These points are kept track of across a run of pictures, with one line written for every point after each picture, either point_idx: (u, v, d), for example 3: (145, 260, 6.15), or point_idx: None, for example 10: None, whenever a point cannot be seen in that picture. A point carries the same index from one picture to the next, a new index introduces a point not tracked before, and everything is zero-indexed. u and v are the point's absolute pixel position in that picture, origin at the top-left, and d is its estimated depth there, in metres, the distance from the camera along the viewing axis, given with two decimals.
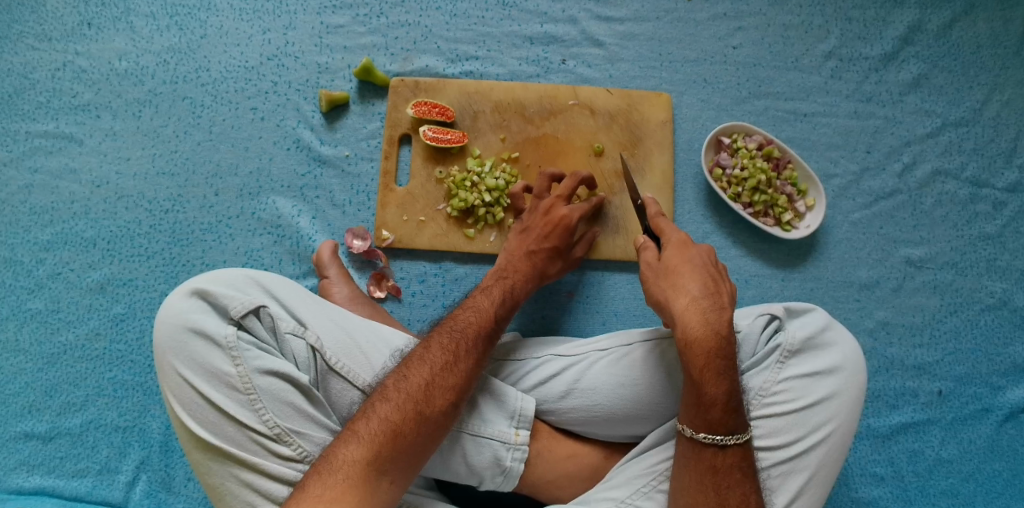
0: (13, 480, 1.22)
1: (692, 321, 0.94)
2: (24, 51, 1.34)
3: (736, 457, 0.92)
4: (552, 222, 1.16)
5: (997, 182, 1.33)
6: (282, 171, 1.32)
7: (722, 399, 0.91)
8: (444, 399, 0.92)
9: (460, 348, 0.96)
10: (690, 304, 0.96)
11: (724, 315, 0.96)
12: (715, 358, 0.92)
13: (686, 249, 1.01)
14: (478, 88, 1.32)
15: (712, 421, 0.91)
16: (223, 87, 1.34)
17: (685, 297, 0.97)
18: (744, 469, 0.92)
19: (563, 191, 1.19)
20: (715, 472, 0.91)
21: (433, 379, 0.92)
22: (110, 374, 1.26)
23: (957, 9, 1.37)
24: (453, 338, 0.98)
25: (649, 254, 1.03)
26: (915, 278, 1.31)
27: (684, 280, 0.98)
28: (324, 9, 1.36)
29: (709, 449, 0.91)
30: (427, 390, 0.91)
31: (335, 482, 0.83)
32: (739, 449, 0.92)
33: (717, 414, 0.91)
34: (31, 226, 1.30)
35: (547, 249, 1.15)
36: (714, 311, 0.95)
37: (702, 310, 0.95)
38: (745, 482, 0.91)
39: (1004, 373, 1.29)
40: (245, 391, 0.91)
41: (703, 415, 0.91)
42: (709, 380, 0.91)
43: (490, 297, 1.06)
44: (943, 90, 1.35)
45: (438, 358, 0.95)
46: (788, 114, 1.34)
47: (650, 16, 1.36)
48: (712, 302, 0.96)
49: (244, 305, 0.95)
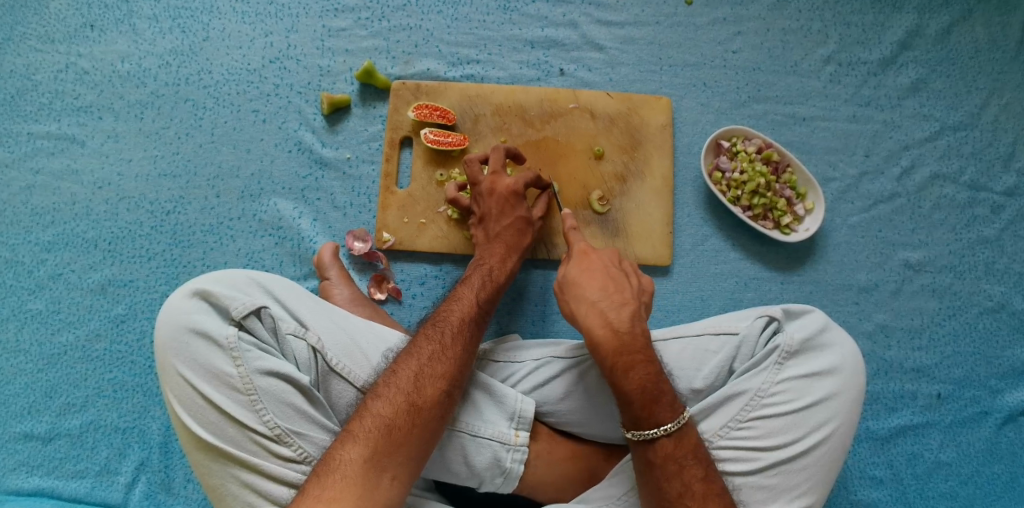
0: (12, 480, 1.22)
1: (593, 325, 0.97)
2: (27, 53, 1.35)
3: (670, 447, 0.91)
4: (501, 199, 1.18)
5: (995, 186, 1.34)
6: (284, 173, 1.32)
7: (639, 395, 0.92)
8: (435, 388, 0.93)
9: (444, 337, 0.98)
10: (589, 310, 0.99)
11: (625, 310, 0.98)
12: (621, 356, 0.94)
13: (586, 259, 1.05)
14: (478, 92, 1.32)
15: (637, 418, 0.92)
16: (225, 89, 1.35)
17: (585, 304, 1.00)
18: (680, 459, 0.91)
19: (495, 166, 1.20)
20: (652, 467, 0.91)
21: (422, 369, 0.93)
22: (111, 375, 1.26)
23: (956, 14, 1.38)
24: (438, 329, 0.99)
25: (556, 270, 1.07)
26: (913, 281, 1.32)
27: (584, 288, 1.01)
28: (326, 12, 1.36)
29: (642, 445, 0.92)
30: (417, 382, 0.92)
31: (334, 481, 0.83)
32: (669, 440, 0.91)
33: (637, 411, 0.92)
34: (33, 226, 1.30)
35: (508, 226, 1.17)
36: (615, 309, 0.98)
37: (602, 311, 0.98)
38: (684, 473, 0.90)
39: (1002, 376, 1.29)
40: (246, 392, 0.92)
41: (628, 413, 0.92)
42: (621, 377, 0.93)
43: (472, 286, 1.08)
44: (941, 94, 1.36)
45: (426, 349, 0.96)
46: (787, 118, 1.35)
47: (649, 20, 1.37)
48: (612, 301, 0.99)
49: (245, 306, 0.95)
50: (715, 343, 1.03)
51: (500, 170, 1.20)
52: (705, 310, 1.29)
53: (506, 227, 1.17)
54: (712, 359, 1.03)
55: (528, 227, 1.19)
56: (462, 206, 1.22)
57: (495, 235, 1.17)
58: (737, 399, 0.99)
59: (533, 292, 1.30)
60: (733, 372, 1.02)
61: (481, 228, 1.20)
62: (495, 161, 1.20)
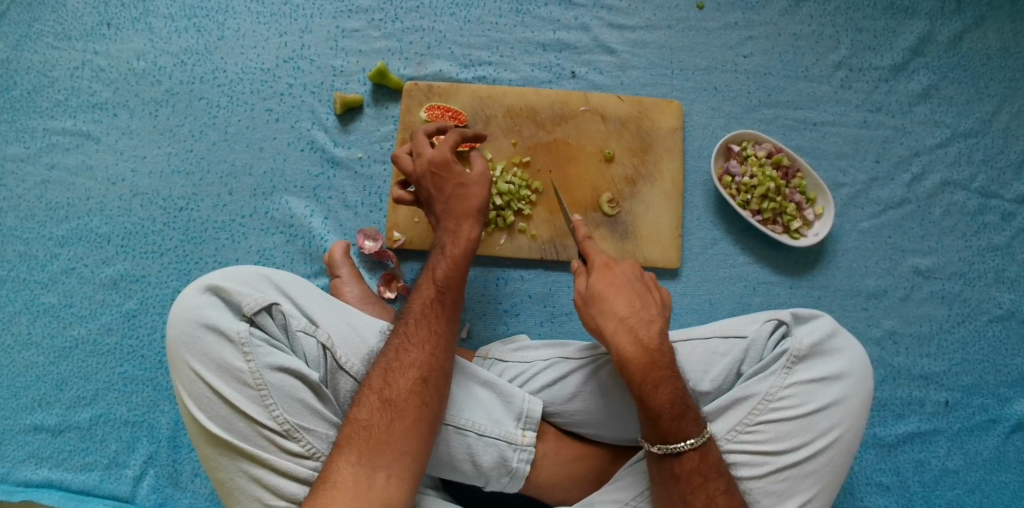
0: (22, 472, 1.23)
1: (624, 343, 0.95)
2: (43, 50, 1.37)
3: (695, 461, 0.91)
4: None
5: (1006, 194, 1.34)
6: (296, 172, 1.33)
7: (666, 410, 0.91)
8: (405, 378, 0.92)
9: (408, 327, 0.98)
10: (618, 327, 0.96)
11: (653, 327, 0.96)
12: (651, 373, 0.93)
13: (609, 271, 1.01)
14: (490, 93, 1.33)
15: (662, 431, 0.91)
16: (238, 88, 1.36)
17: (614, 320, 0.96)
18: (705, 472, 0.91)
19: None
20: (677, 480, 0.91)
21: (388, 365, 0.94)
22: (122, 369, 1.27)
23: (968, 21, 1.38)
24: (401, 322, 0.99)
25: (577, 280, 1.03)
26: (922, 288, 1.32)
27: (611, 302, 0.98)
28: (340, 13, 1.38)
29: (667, 458, 0.92)
30: (386, 377, 0.93)
31: (326, 489, 0.85)
32: (695, 453, 0.91)
33: (665, 424, 0.91)
34: (47, 221, 1.32)
35: None
36: (643, 326, 0.96)
37: (631, 329, 0.95)
38: (709, 485, 0.90)
39: (1010, 384, 1.29)
40: (256, 387, 0.92)
41: (654, 428, 0.91)
42: (650, 394, 0.92)
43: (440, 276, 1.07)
44: (952, 101, 1.36)
45: (391, 344, 0.97)
46: (798, 123, 1.35)
47: (661, 24, 1.38)
48: (640, 318, 0.97)
49: (257, 302, 0.96)
50: (724, 345, 1.04)
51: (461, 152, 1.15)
52: (714, 313, 1.30)
53: None
54: (721, 362, 1.03)
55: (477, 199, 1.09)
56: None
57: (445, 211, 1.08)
58: (745, 403, 0.99)
59: (542, 293, 1.30)
60: (742, 375, 1.03)
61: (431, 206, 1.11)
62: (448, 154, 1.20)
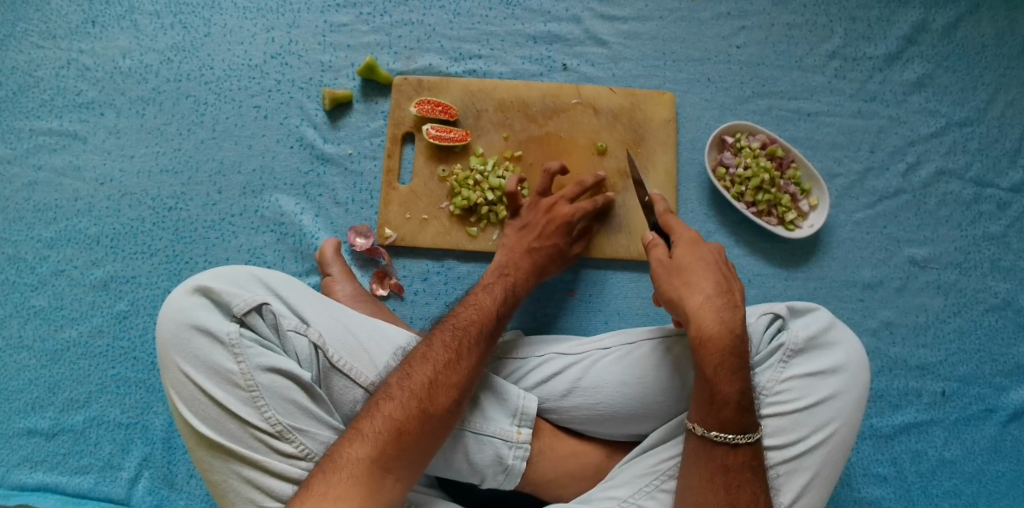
0: (15, 476, 1.22)
1: (707, 319, 0.93)
2: (28, 49, 1.35)
3: (748, 455, 0.91)
4: (551, 220, 1.19)
5: (1001, 182, 1.33)
6: (286, 169, 1.32)
7: (734, 398, 0.91)
8: (448, 397, 0.92)
9: (462, 346, 0.97)
10: (704, 302, 0.94)
11: (739, 312, 0.95)
12: (728, 356, 0.92)
13: (696, 246, 1.00)
14: (481, 87, 1.32)
15: (725, 420, 0.90)
16: (226, 85, 1.34)
17: (700, 295, 0.95)
18: (754, 467, 0.91)
19: (541, 187, 1.22)
20: (726, 471, 0.90)
21: (437, 377, 0.92)
22: (113, 371, 1.26)
23: (962, 8, 1.36)
24: (456, 335, 0.98)
25: (659, 251, 1.01)
26: (918, 278, 1.31)
27: (698, 279, 0.97)
28: (328, 8, 1.36)
29: (721, 449, 0.91)
30: (431, 389, 0.91)
31: (339, 480, 0.82)
32: (749, 448, 0.91)
33: (730, 413, 0.90)
34: (35, 223, 1.30)
35: (546, 250, 1.18)
36: (728, 310, 0.94)
37: (716, 308, 0.94)
38: (755, 482, 0.91)
39: (1007, 373, 1.29)
40: (247, 388, 0.91)
41: (715, 414, 0.91)
42: (722, 378, 0.91)
43: (492, 294, 1.08)
44: (947, 90, 1.35)
45: (441, 356, 0.95)
46: (792, 114, 1.34)
47: (653, 15, 1.36)
48: (726, 300, 0.95)
49: (247, 302, 0.95)
50: None
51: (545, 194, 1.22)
52: None
53: (544, 248, 1.18)
54: None
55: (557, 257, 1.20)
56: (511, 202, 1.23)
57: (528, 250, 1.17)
58: None
59: (536, 288, 1.29)
60: None
61: (517, 234, 1.20)
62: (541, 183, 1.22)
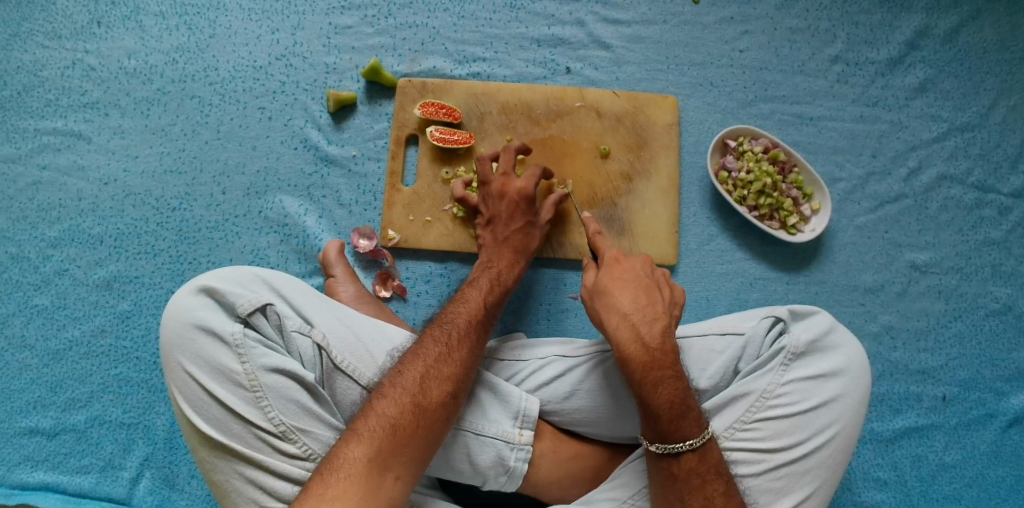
0: (17, 475, 1.23)
1: (624, 338, 0.95)
2: (34, 49, 1.35)
3: (694, 461, 0.91)
4: (511, 201, 1.18)
5: (1002, 188, 1.33)
6: (290, 170, 1.32)
7: (666, 409, 0.91)
8: (441, 389, 0.92)
9: (452, 338, 0.98)
10: (621, 322, 0.97)
11: (657, 324, 0.97)
12: (651, 370, 0.93)
13: (617, 266, 1.03)
14: (485, 90, 1.32)
15: (662, 432, 0.91)
16: (231, 86, 1.35)
17: (617, 315, 0.98)
18: (703, 473, 0.91)
19: (506, 167, 1.21)
20: (674, 480, 0.91)
21: (428, 371, 0.93)
22: (116, 371, 1.27)
23: (964, 14, 1.37)
24: (445, 330, 0.99)
25: (588, 276, 1.05)
26: (919, 282, 1.31)
27: (617, 298, 0.99)
28: (332, 10, 1.36)
29: (665, 459, 0.92)
30: (423, 383, 0.92)
31: (337, 480, 0.83)
32: (694, 455, 0.91)
33: (663, 424, 0.90)
34: (40, 222, 1.31)
35: (518, 231, 1.17)
36: (647, 323, 0.97)
37: (634, 325, 0.96)
38: (706, 487, 0.90)
39: (1007, 378, 1.29)
40: (251, 388, 0.92)
41: (653, 427, 0.91)
42: (650, 392, 0.92)
43: (479, 288, 1.08)
44: (949, 95, 1.36)
45: (432, 350, 0.96)
46: (794, 118, 1.35)
47: (656, 19, 1.37)
48: (644, 315, 0.97)
49: (251, 302, 0.95)
50: (720, 343, 1.03)
51: (510, 170, 1.21)
52: (711, 310, 1.29)
53: (516, 231, 1.17)
54: (717, 360, 1.03)
55: (535, 231, 1.19)
56: (470, 205, 1.23)
57: (504, 239, 1.17)
58: (743, 400, 0.98)
59: (537, 291, 1.30)
60: (738, 372, 1.02)
61: (489, 228, 1.19)
62: (506, 163, 1.21)
